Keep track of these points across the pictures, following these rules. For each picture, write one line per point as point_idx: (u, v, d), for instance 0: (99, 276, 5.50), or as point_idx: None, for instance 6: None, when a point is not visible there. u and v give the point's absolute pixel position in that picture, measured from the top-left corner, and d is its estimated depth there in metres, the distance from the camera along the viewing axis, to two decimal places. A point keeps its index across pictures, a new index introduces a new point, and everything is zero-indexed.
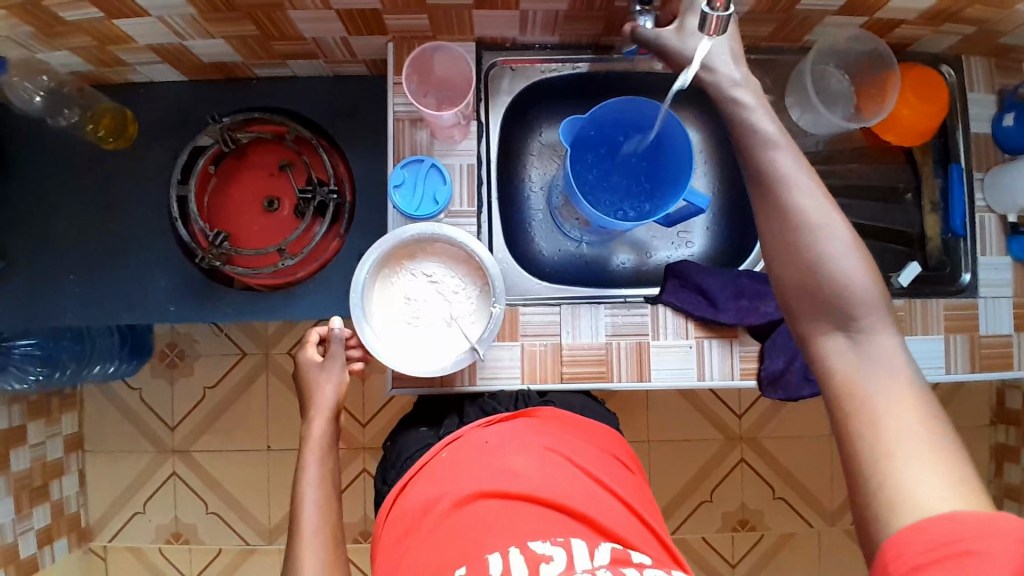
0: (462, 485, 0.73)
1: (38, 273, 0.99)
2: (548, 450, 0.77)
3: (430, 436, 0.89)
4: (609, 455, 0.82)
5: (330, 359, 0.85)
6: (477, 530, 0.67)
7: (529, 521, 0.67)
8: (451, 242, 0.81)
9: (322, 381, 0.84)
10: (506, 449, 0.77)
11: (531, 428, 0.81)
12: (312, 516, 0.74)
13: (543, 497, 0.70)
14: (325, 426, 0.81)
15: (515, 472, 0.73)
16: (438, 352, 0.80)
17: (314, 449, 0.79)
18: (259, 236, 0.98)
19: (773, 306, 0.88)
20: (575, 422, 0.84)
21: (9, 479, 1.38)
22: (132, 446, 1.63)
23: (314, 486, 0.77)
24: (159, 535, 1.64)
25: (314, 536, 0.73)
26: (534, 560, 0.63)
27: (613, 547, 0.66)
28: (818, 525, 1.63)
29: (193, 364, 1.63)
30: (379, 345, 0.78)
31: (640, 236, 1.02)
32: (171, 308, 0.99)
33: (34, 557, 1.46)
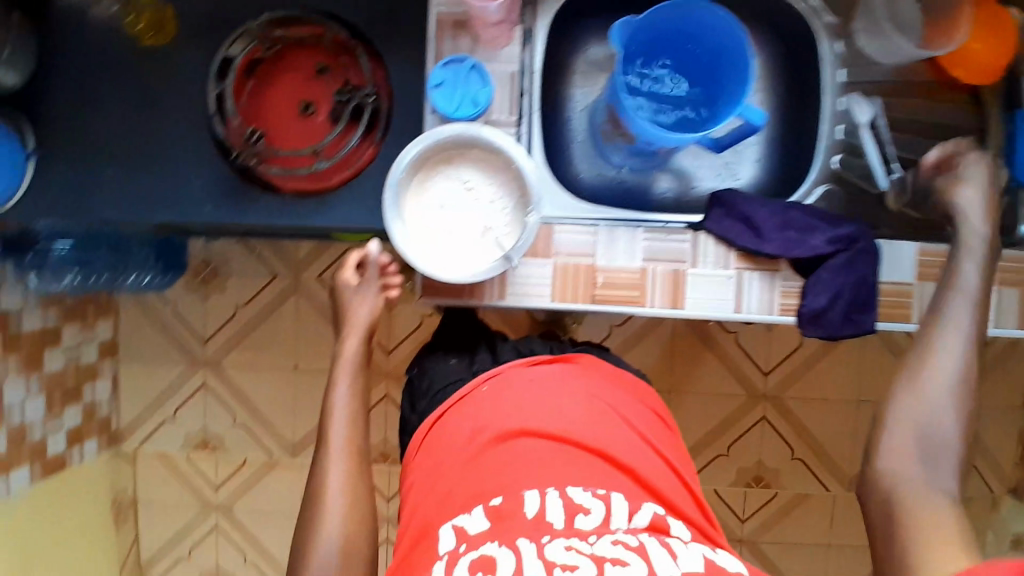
0: (502, 419, 0.74)
1: (78, 166, 1.00)
2: (595, 395, 0.78)
3: (464, 370, 0.90)
4: (649, 410, 0.82)
5: (366, 279, 0.90)
6: (519, 466, 0.68)
7: (572, 469, 0.68)
8: (493, 148, 0.79)
9: (357, 303, 0.89)
10: (550, 387, 0.78)
11: (576, 370, 0.81)
12: (339, 437, 0.79)
13: (587, 445, 0.71)
14: (357, 345, 0.87)
15: (560, 413, 0.74)
16: (471, 259, 0.78)
17: (346, 367, 0.84)
18: (295, 139, 0.97)
19: (821, 239, 0.85)
20: (615, 374, 0.84)
21: (42, 378, 1.47)
22: (164, 356, 1.68)
23: (344, 403, 0.82)
24: (187, 443, 1.70)
25: (339, 453, 0.78)
26: (571, 509, 0.64)
27: (655, 512, 0.66)
28: (835, 490, 1.62)
29: (224, 282, 1.66)
30: (407, 246, 0.77)
31: (683, 165, 0.99)
32: (206, 207, 0.98)
33: (63, 456, 1.54)
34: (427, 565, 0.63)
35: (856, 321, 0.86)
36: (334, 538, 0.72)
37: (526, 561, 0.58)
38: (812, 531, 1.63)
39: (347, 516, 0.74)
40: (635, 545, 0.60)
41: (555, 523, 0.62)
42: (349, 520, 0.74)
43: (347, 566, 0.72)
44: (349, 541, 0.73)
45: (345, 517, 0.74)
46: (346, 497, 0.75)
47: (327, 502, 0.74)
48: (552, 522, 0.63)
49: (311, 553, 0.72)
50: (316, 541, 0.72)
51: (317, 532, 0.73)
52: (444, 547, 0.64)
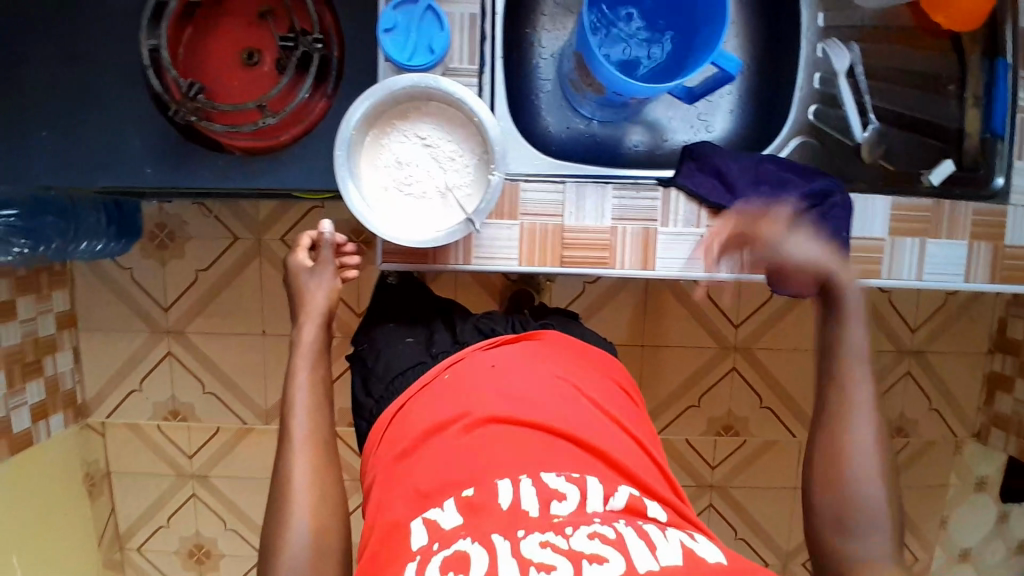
0: (469, 407, 0.74)
1: (4, 126, 0.92)
2: (561, 380, 0.78)
3: (424, 353, 0.89)
4: (612, 382, 0.85)
5: (321, 263, 0.88)
6: (490, 455, 0.68)
7: (544, 455, 0.68)
8: (450, 100, 0.74)
9: (313, 288, 0.87)
10: (515, 371, 0.78)
11: (539, 355, 0.82)
12: (303, 425, 0.76)
13: (559, 429, 0.71)
14: (316, 330, 0.84)
15: (527, 397, 0.74)
16: (431, 223, 0.75)
17: (305, 353, 0.82)
18: (240, 92, 0.89)
19: (795, 195, 0.82)
20: (577, 352, 0.85)
21: (0, 354, 1.41)
22: (126, 324, 1.64)
23: (306, 390, 0.79)
24: (157, 413, 1.68)
25: (303, 443, 0.75)
26: (547, 496, 0.64)
27: (630, 493, 0.68)
28: (800, 436, 1.66)
29: (183, 246, 1.60)
30: (364, 210, 0.73)
31: (655, 115, 0.94)
32: (147, 170, 0.91)
33: (29, 431, 1.51)
34: (401, 565, 0.61)
35: None
36: (303, 529, 0.69)
37: (503, 559, 0.57)
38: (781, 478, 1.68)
39: (316, 504, 0.71)
40: (614, 533, 0.60)
41: (531, 513, 0.62)
42: (318, 510, 0.71)
43: (318, 559, 0.69)
44: (320, 532, 0.70)
45: (315, 508, 0.71)
46: (313, 487, 0.72)
47: (295, 493, 0.71)
48: (529, 512, 0.62)
49: (280, 548, 0.68)
50: (285, 535, 0.69)
51: (285, 528, 0.69)
52: (418, 543, 0.62)
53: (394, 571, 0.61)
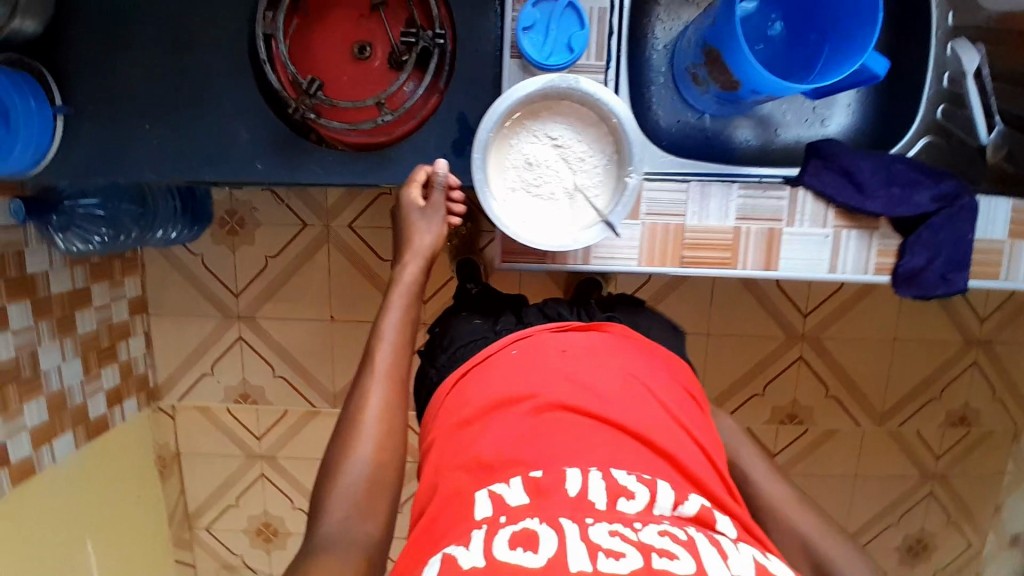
0: (541, 389, 0.72)
1: (110, 120, 0.93)
2: (633, 374, 0.76)
3: (489, 329, 0.90)
4: (681, 387, 0.79)
5: (433, 206, 0.84)
6: (558, 441, 0.66)
7: (613, 449, 0.66)
8: (588, 100, 0.73)
9: (420, 226, 0.84)
10: (584, 360, 0.76)
11: (607, 347, 0.79)
12: (387, 358, 0.75)
13: (630, 426, 0.68)
14: (415, 272, 0.82)
15: (597, 388, 0.72)
16: (562, 226, 0.74)
17: (400, 291, 0.81)
18: (352, 88, 0.88)
19: (926, 197, 0.81)
20: (646, 349, 0.82)
21: (77, 340, 1.45)
22: (197, 308, 1.65)
23: (394, 329, 0.78)
24: (228, 396, 1.70)
25: (382, 377, 0.74)
26: (615, 490, 0.61)
27: (700, 503, 0.64)
28: (863, 425, 1.65)
29: (253, 233, 1.60)
30: (497, 209, 0.73)
31: (767, 109, 0.92)
32: (258, 165, 0.91)
33: (104, 417, 1.55)
34: (463, 530, 0.59)
35: (949, 280, 0.82)
36: (366, 454, 0.68)
37: (569, 541, 0.55)
38: (840, 464, 1.68)
39: (382, 437, 0.70)
40: (684, 538, 0.57)
41: (597, 504, 0.60)
42: (382, 443, 0.70)
43: (372, 490, 0.67)
44: (381, 462, 0.69)
45: (379, 441, 0.70)
46: (383, 421, 0.71)
47: (364, 422, 0.70)
48: (595, 503, 0.60)
49: (340, 470, 0.68)
50: (348, 459, 0.68)
51: (348, 453, 0.69)
52: (482, 514, 0.60)
53: (453, 535, 0.59)
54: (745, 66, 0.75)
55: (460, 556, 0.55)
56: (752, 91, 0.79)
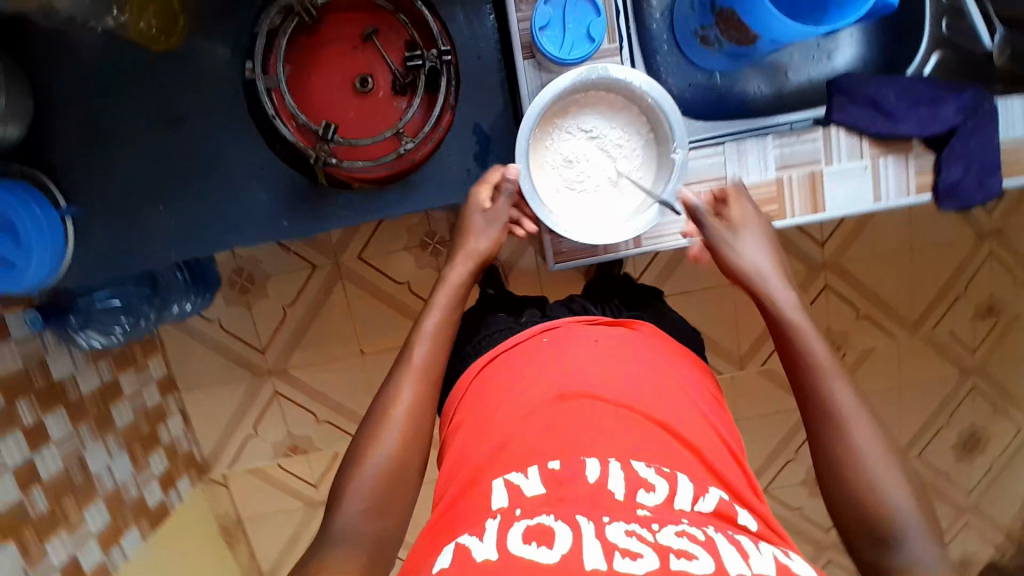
0: (564, 378, 0.66)
1: (118, 210, 0.90)
2: (658, 366, 0.70)
3: (511, 321, 0.83)
4: (705, 384, 0.73)
5: (495, 208, 0.79)
6: (580, 430, 0.60)
7: (639, 442, 0.59)
8: (619, 85, 0.77)
9: (478, 230, 0.79)
10: (612, 352, 0.70)
11: (631, 341, 0.73)
12: (423, 356, 0.71)
13: (656, 419, 0.62)
14: (466, 274, 0.77)
15: (628, 381, 0.66)
16: (615, 210, 0.79)
17: (447, 292, 0.76)
18: (364, 122, 0.86)
19: (952, 110, 0.82)
20: (670, 346, 0.76)
21: (119, 434, 1.39)
22: (225, 374, 1.59)
23: (433, 326, 0.73)
24: (277, 451, 1.65)
25: (416, 372, 0.70)
26: (633, 483, 0.55)
27: (721, 497, 0.58)
28: (899, 336, 1.57)
29: (265, 286, 1.55)
30: (551, 208, 0.77)
31: (775, 57, 0.91)
32: (284, 223, 0.90)
33: (163, 502, 1.49)
34: (477, 519, 0.55)
35: (985, 186, 0.82)
36: (389, 451, 0.65)
37: (585, 540, 0.49)
38: (883, 385, 1.59)
39: (409, 438, 0.66)
40: (704, 539, 0.51)
41: (616, 496, 0.55)
42: (408, 443, 0.66)
43: (390, 491, 0.63)
44: (401, 464, 0.65)
45: (404, 441, 0.66)
46: (410, 422, 0.67)
47: (390, 421, 0.66)
48: (613, 494, 0.55)
49: (359, 466, 0.64)
50: (368, 455, 0.64)
51: (371, 449, 0.65)
52: (498, 504, 0.55)
53: (467, 526, 0.55)
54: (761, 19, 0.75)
55: (473, 550, 0.50)
56: (771, 40, 0.79)
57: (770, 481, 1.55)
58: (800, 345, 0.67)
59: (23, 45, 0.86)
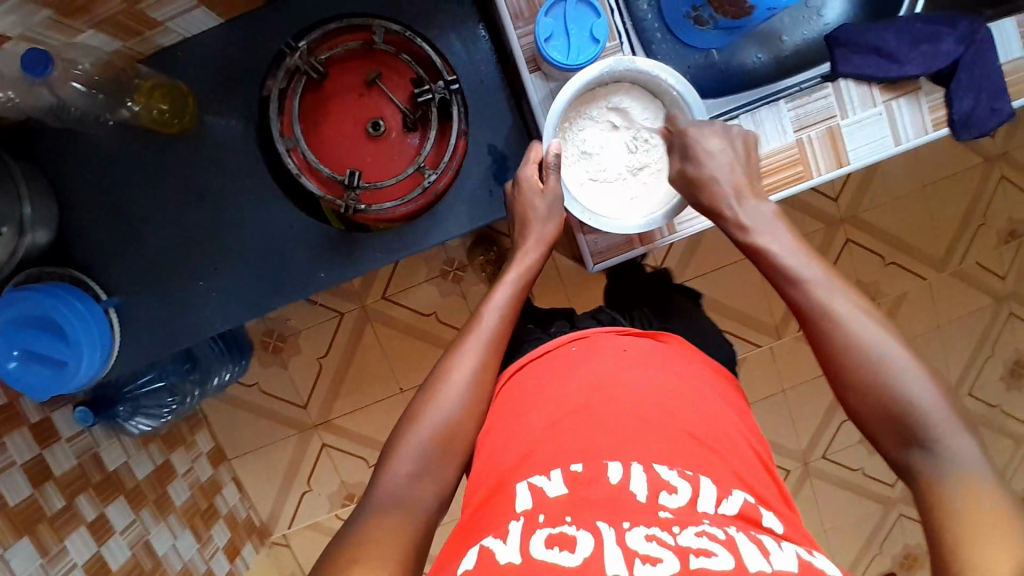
0: (587, 382, 0.65)
1: (157, 293, 0.91)
2: (683, 373, 0.68)
3: (540, 331, 0.84)
4: (729, 386, 0.72)
5: (550, 188, 0.79)
6: (605, 435, 0.59)
7: (663, 445, 0.58)
8: (645, 76, 0.81)
9: (535, 209, 0.80)
10: (640, 359, 0.68)
11: (657, 350, 0.71)
12: (491, 328, 0.73)
13: (682, 424, 0.61)
14: (533, 257, 0.79)
15: (658, 387, 0.64)
16: (635, 198, 0.83)
17: (518, 273, 0.78)
18: (384, 163, 0.91)
19: (951, 44, 0.82)
20: (700, 358, 0.73)
21: (180, 512, 1.33)
22: (273, 436, 1.59)
23: (502, 307, 0.75)
24: (334, 502, 1.62)
25: (477, 345, 0.72)
26: (655, 485, 0.55)
27: (745, 499, 0.57)
28: (930, 277, 1.55)
29: (297, 342, 1.56)
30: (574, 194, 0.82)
31: (767, 24, 0.93)
32: (320, 275, 0.91)
33: (232, 571, 1.43)
34: (502, 521, 0.55)
35: (998, 110, 0.82)
36: (449, 411, 0.68)
37: (606, 548, 0.49)
38: (922, 327, 1.57)
39: (467, 403, 0.69)
40: (724, 539, 0.50)
41: (637, 499, 0.54)
42: (467, 408, 0.69)
43: (441, 453, 0.67)
44: (455, 428, 0.68)
45: (464, 407, 0.68)
46: (471, 388, 0.69)
47: (452, 383, 0.69)
48: (635, 497, 0.54)
49: (417, 419, 0.68)
50: (428, 408, 0.68)
51: (432, 404, 0.68)
52: (522, 505, 0.55)
53: (492, 527, 0.55)
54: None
55: (497, 551, 0.51)
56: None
57: (828, 444, 1.53)
58: (776, 259, 0.66)
59: (43, 150, 0.89)
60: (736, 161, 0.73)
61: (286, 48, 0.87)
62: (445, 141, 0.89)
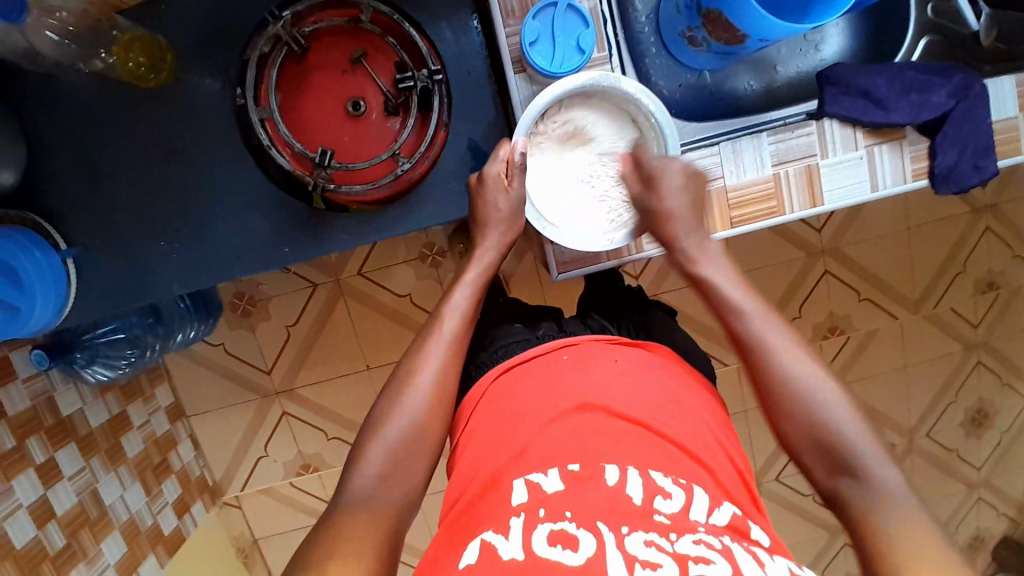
0: (578, 387, 0.65)
1: (118, 248, 0.90)
2: (674, 389, 0.68)
3: (527, 333, 0.82)
4: (718, 405, 0.71)
5: (515, 188, 0.79)
6: (599, 439, 0.59)
7: (655, 453, 0.59)
8: (628, 100, 0.81)
9: (493, 195, 0.79)
10: (633, 372, 0.68)
11: (651, 365, 0.71)
12: (452, 328, 0.74)
13: (670, 436, 0.61)
14: (492, 254, 0.80)
15: (647, 398, 0.65)
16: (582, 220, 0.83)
17: (475, 270, 0.79)
18: (360, 146, 0.89)
19: (943, 95, 0.82)
20: (689, 373, 0.73)
21: (130, 465, 1.32)
22: (232, 399, 1.58)
23: (463, 308, 0.76)
24: (289, 470, 1.62)
25: (439, 344, 0.73)
26: (650, 489, 0.55)
27: (734, 512, 0.56)
28: (902, 317, 1.56)
29: (267, 308, 1.54)
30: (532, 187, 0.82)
31: (764, 53, 0.93)
32: (287, 249, 0.90)
33: (179, 528, 1.43)
34: (500, 516, 0.54)
35: (980, 168, 0.82)
36: (414, 411, 0.68)
37: (610, 551, 0.48)
38: (888, 367, 1.59)
39: (432, 403, 0.69)
40: (721, 547, 0.50)
41: (634, 501, 0.54)
42: (430, 408, 0.69)
43: (408, 451, 0.67)
44: (421, 428, 0.68)
45: (429, 407, 0.69)
46: (434, 388, 0.70)
47: (418, 385, 0.70)
48: (632, 499, 0.54)
49: (384, 423, 0.68)
50: (395, 412, 0.68)
51: (398, 406, 0.68)
52: (518, 501, 0.55)
53: (489, 521, 0.54)
54: (750, 16, 0.75)
55: (499, 547, 0.50)
56: (759, 39, 0.79)
57: (781, 469, 1.55)
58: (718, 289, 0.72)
59: (16, 93, 0.87)
60: (690, 199, 0.77)
61: (271, 17, 0.86)
62: (425, 129, 0.87)
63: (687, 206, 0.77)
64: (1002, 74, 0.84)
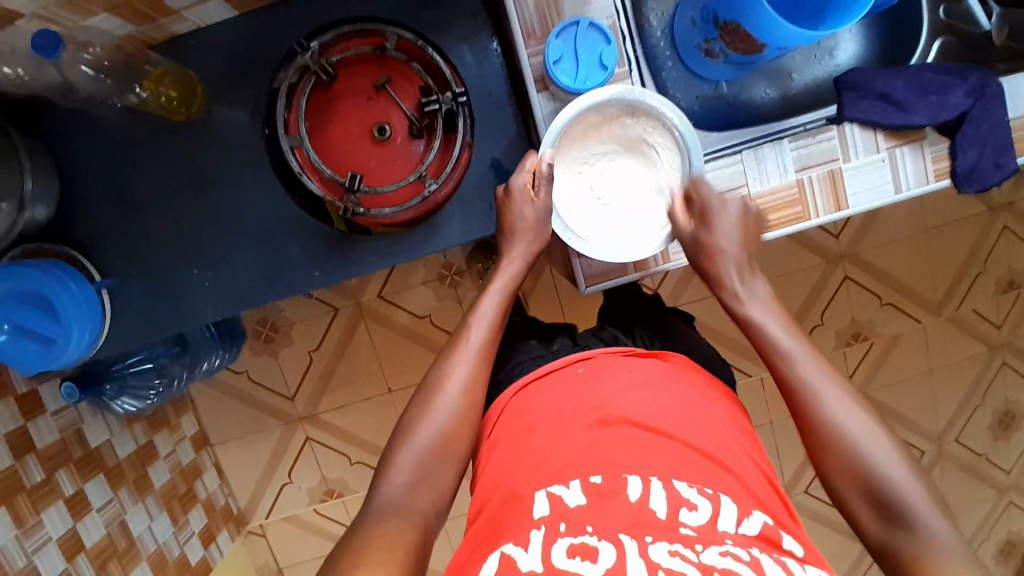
0: (602, 399, 0.65)
1: (151, 276, 0.91)
2: (697, 398, 0.67)
3: (543, 349, 0.83)
4: (739, 411, 0.71)
5: (542, 199, 0.80)
6: (621, 452, 0.59)
7: (679, 462, 0.58)
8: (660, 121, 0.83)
9: (517, 207, 0.81)
10: (655, 382, 0.67)
11: (673, 373, 0.70)
12: (480, 338, 0.75)
13: (694, 445, 0.60)
14: (521, 263, 0.81)
15: (670, 407, 0.64)
16: (589, 219, 0.84)
17: (503, 278, 0.80)
18: (386, 169, 0.92)
19: (962, 95, 0.83)
20: (710, 379, 0.73)
21: (158, 495, 1.32)
22: (257, 426, 1.58)
23: (490, 319, 0.76)
24: (313, 497, 1.62)
25: (470, 354, 0.73)
26: (675, 502, 0.54)
27: (764, 521, 0.55)
28: (925, 320, 1.55)
29: (289, 334, 1.55)
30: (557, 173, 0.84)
31: (778, 62, 0.95)
32: (315, 272, 0.91)
33: (206, 557, 1.42)
34: (521, 528, 0.54)
35: (1001, 165, 0.82)
36: (443, 422, 0.68)
37: (630, 559, 0.49)
38: (914, 371, 1.57)
39: (460, 414, 0.69)
40: (749, 559, 0.50)
41: (658, 515, 0.53)
42: (459, 419, 0.69)
43: (439, 463, 0.67)
44: (451, 439, 0.68)
45: (457, 419, 0.69)
46: (462, 398, 0.70)
47: (446, 396, 0.70)
48: (656, 512, 0.53)
49: (414, 432, 0.68)
50: (425, 422, 0.68)
51: (428, 416, 0.69)
52: (540, 513, 0.55)
53: (510, 534, 0.54)
54: (769, 28, 0.76)
55: (518, 560, 0.51)
56: (777, 47, 0.81)
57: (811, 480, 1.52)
58: (762, 327, 0.73)
59: (54, 130, 0.89)
60: (741, 232, 0.78)
61: (298, 47, 0.88)
62: (450, 151, 0.90)
63: (740, 236, 0.78)
64: (1018, 71, 0.85)
